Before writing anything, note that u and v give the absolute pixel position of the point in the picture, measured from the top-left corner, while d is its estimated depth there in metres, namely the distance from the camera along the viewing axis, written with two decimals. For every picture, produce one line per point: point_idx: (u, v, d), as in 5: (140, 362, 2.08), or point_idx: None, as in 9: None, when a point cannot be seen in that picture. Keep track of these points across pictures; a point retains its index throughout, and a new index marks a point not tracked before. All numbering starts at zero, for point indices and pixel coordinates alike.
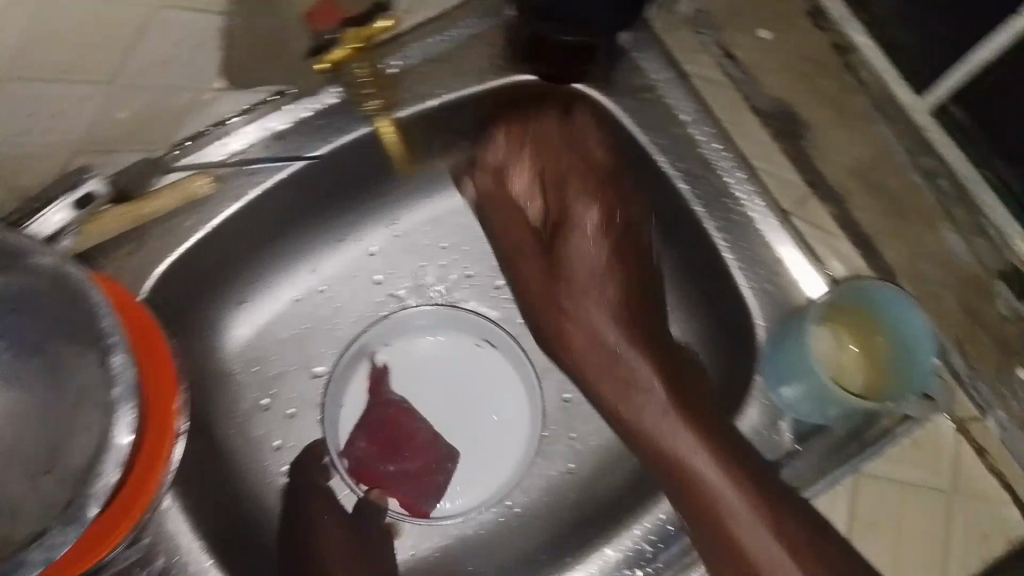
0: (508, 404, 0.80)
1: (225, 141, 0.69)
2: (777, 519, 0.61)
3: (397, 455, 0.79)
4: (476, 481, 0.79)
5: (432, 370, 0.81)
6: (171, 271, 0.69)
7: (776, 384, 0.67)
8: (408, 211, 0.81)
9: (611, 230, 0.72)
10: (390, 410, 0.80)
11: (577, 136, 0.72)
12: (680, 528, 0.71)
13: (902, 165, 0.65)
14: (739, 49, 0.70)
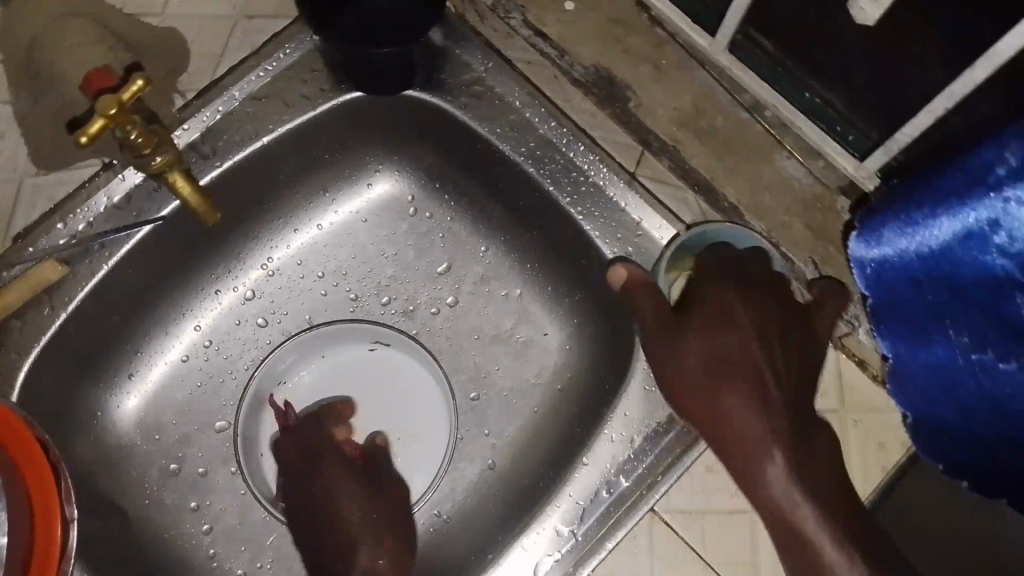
0: (421, 410, 0.81)
1: (63, 225, 0.67)
2: (801, 469, 0.56)
3: None
4: (405, 485, 0.79)
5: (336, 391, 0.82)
6: (40, 363, 0.67)
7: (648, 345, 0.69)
8: (278, 249, 0.82)
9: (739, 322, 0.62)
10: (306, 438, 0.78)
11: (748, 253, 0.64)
12: (592, 498, 0.68)
13: (725, 105, 0.68)
14: (547, 25, 0.72)
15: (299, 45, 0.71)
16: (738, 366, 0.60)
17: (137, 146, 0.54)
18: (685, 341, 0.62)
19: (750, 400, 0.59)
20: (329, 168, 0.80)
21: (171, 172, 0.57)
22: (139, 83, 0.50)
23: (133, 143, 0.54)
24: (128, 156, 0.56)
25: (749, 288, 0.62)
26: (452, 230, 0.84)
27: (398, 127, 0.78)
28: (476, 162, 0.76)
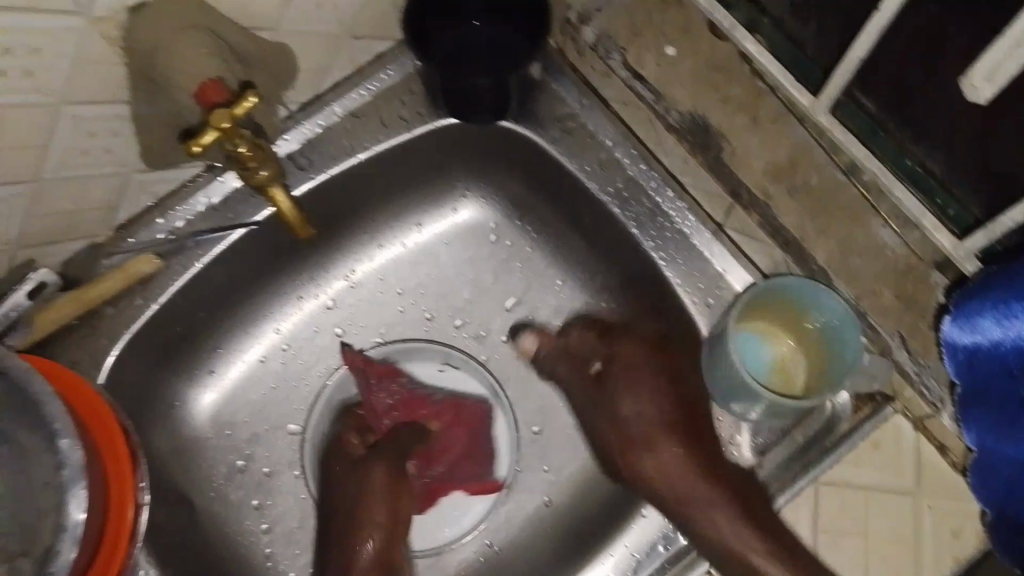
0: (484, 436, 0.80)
1: (163, 221, 0.72)
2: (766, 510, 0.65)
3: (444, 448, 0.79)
4: (458, 512, 0.79)
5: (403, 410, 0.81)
6: (125, 355, 0.70)
7: (725, 400, 0.69)
8: (361, 262, 0.83)
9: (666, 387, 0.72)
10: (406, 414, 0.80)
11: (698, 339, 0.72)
12: (648, 551, 0.68)
13: (822, 162, 0.65)
14: (645, 67, 0.69)
15: (402, 66, 0.75)
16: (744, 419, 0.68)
17: (243, 159, 0.56)
18: (619, 405, 0.73)
19: (667, 450, 0.69)
20: (417, 189, 0.81)
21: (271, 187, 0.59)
22: (252, 100, 0.53)
23: (238, 158, 0.56)
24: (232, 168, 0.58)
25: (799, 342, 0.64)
26: (531, 260, 0.83)
27: (488, 154, 0.78)
28: (562, 196, 0.77)
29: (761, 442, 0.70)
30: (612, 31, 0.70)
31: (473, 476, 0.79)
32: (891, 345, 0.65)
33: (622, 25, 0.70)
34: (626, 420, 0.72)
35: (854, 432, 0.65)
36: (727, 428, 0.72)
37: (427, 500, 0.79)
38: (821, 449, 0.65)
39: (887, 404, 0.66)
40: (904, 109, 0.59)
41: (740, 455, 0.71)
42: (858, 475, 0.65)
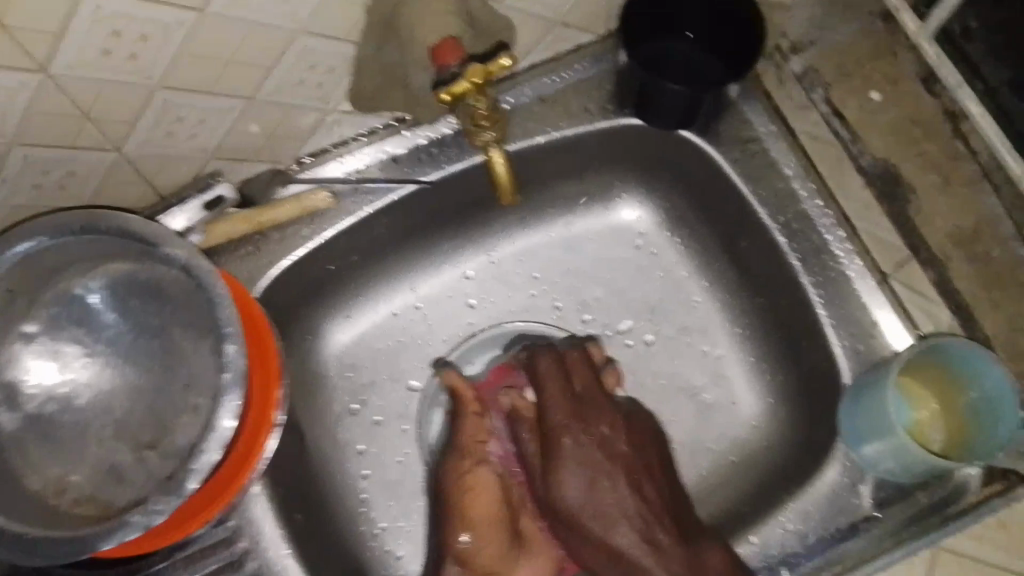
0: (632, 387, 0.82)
1: (346, 160, 0.74)
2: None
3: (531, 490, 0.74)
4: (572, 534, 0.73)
5: None
6: (278, 280, 0.73)
7: (856, 443, 0.69)
8: (506, 240, 0.84)
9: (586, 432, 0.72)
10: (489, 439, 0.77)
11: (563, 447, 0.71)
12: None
13: (1006, 236, 0.68)
14: (847, 110, 0.73)
15: (596, 63, 0.75)
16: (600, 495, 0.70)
17: (476, 116, 0.62)
18: (558, 485, 0.70)
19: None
20: (579, 182, 0.82)
21: (494, 149, 0.63)
22: (508, 60, 0.59)
23: (475, 113, 0.61)
24: (463, 124, 0.63)
25: (950, 388, 0.68)
26: (672, 272, 0.84)
27: (659, 161, 0.79)
28: (723, 221, 0.78)
29: (884, 497, 0.69)
30: (819, 66, 0.73)
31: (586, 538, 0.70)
32: None
33: (834, 62, 0.73)
34: (572, 501, 0.70)
35: (981, 505, 0.67)
36: (849, 477, 0.71)
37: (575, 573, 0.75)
38: (944, 516, 0.67)
39: (1022, 483, 0.66)
40: None
41: (858, 506, 0.69)
42: (975, 549, 0.68)
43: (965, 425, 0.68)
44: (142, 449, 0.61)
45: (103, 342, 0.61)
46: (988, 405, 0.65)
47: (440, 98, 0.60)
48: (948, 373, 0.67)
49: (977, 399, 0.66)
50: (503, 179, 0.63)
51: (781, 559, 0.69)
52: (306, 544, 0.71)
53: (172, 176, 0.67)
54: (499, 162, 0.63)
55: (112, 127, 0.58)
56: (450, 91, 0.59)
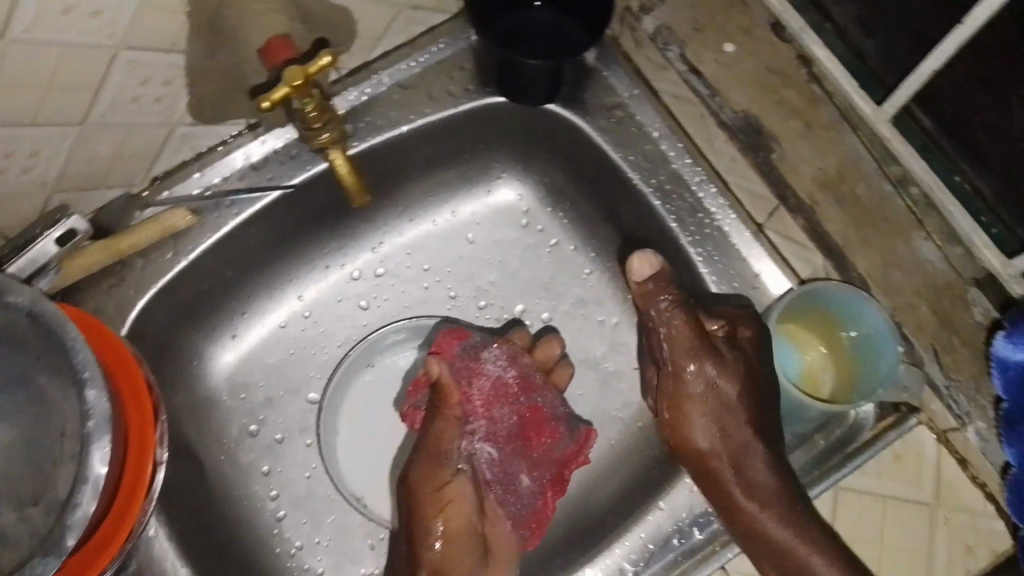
0: None
1: (200, 175, 0.71)
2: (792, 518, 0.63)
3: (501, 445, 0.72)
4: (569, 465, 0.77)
5: None
6: (150, 307, 0.69)
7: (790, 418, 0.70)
8: (390, 235, 0.82)
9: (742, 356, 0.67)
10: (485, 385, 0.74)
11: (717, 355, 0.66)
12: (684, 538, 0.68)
13: (870, 173, 0.66)
14: (703, 63, 0.70)
15: (453, 43, 0.74)
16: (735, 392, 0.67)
17: (309, 119, 0.59)
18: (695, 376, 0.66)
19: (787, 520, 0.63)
20: (455, 166, 0.80)
21: (332, 149, 0.62)
22: (327, 60, 0.53)
23: (306, 116, 0.58)
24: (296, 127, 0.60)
25: (830, 329, 0.70)
26: (561, 246, 0.83)
27: (531, 135, 0.78)
28: (602, 189, 0.77)
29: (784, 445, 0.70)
30: (673, 23, 0.71)
31: (551, 457, 0.74)
32: (924, 359, 0.67)
33: (686, 18, 0.71)
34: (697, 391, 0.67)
35: (876, 440, 0.67)
36: None
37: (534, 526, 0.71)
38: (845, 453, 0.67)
39: (913, 415, 0.68)
40: (969, 105, 0.60)
41: None
42: (874, 485, 0.67)
43: (853, 365, 0.70)
44: (23, 507, 0.56)
45: None
46: (865, 341, 0.68)
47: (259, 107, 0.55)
48: (827, 316, 0.69)
49: (855, 337, 0.68)
50: (346, 177, 0.63)
51: (691, 521, 0.68)
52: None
53: (14, 216, 0.63)
54: (340, 162, 0.62)
55: None
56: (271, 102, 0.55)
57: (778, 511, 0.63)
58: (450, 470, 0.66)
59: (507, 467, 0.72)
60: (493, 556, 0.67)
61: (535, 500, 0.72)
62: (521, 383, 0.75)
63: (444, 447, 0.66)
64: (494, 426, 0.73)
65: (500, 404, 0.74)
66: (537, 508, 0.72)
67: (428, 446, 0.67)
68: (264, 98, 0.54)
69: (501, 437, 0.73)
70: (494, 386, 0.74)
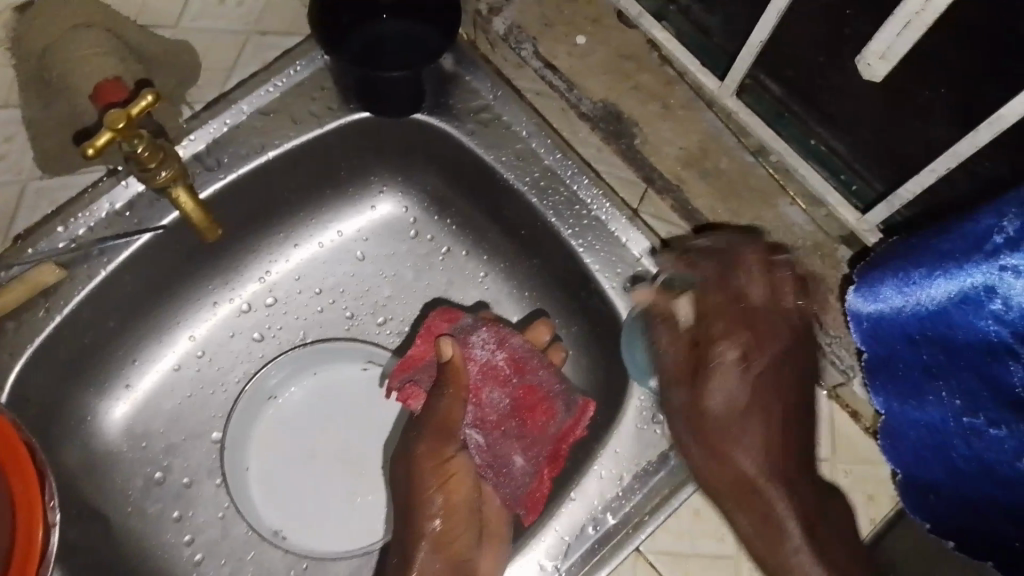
0: None
1: (61, 230, 0.68)
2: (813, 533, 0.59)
3: (490, 428, 0.73)
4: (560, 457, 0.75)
5: (329, 403, 0.80)
6: (29, 370, 0.67)
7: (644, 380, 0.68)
8: (278, 263, 0.81)
9: (750, 367, 0.62)
10: (477, 369, 0.74)
11: (751, 357, 0.62)
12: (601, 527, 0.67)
13: (731, 146, 0.68)
14: (557, 58, 0.70)
15: (310, 64, 0.72)
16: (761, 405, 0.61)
17: (143, 160, 0.57)
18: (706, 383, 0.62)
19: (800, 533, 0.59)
20: (334, 186, 0.80)
21: (176, 185, 0.60)
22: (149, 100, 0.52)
23: (139, 157, 0.57)
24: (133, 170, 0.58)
25: None
26: (453, 252, 0.83)
27: (406, 147, 0.78)
28: (481, 192, 0.77)
29: None
30: (523, 20, 0.71)
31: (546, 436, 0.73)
32: None
33: (534, 14, 0.71)
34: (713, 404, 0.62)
35: None
36: (650, 410, 0.69)
37: (534, 500, 0.71)
38: None
39: None
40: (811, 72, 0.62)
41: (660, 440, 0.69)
42: None
43: None
44: None
45: None
46: None
47: (82, 155, 0.53)
48: None
49: None
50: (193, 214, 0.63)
51: (604, 508, 0.68)
52: None
53: None
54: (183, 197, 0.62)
55: None
56: (96, 148, 0.53)
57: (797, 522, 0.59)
58: (454, 447, 0.70)
59: (498, 449, 0.73)
60: (490, 531, 0.70)
61: (529, 479, 0.72)
62: (512, 363, 0.74)
63: (447, 426, 0.69)
64: (482, 411, 0.73)
65: (491, 388, 0.73)
66: (532, 487, 0.71)
67: (434, 426, 0.69)
68: (87, 145, 0.52)
69: (491, 421, 0.73)
70: (487, 368, 0.74)
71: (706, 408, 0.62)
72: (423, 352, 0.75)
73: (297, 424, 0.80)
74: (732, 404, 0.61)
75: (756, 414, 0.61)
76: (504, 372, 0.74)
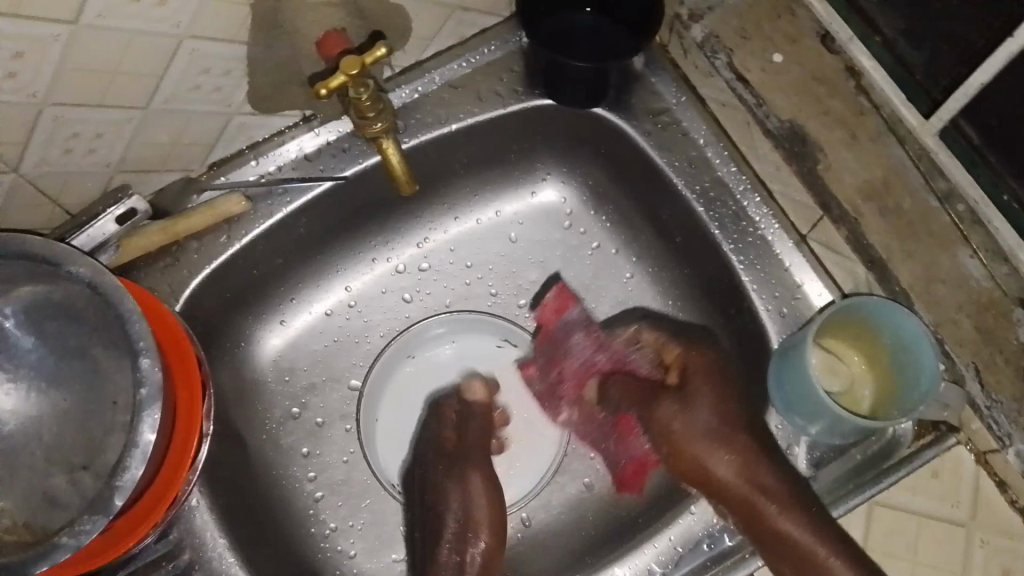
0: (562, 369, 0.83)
1: (255, 164, 0.73)
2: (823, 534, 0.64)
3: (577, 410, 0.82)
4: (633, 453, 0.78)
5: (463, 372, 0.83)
6: (202, 289, 0.72)
7: (787, 411, 0.69)
8: (436, 231, 0.84)
9: (716, 397, 0.70)
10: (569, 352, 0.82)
11: (689, 395, 0.72)
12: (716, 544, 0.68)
13: (916, 186, 0.66)
14: (750, 72, 0.70)
15: (503, 45, 0.75)
16: (723, 422, 0.70)
17: (363, 108, 0.62)
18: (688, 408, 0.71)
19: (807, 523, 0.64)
20: (502, 166, 0.82)
21: (385, 138, 0.64)
22: (383, 51, 0.57)
23: (359, 104, 0.62)
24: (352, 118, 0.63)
25: (867, 342, 0.69)
26: (604, 249, 0.84)
27: (579, 139, 0.79)
28: (644, 194, 0.78)
29: (818, 457, 0.70)
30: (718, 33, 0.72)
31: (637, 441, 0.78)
32: (965, 377, 0.66)
33: (731, 26, 0.71)
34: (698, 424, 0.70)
35: (914, 457, 0.67)
36: (784, 439, 0.71)
37: (632, 479, 0.78)
38: (880, 469, 0.67)
39: (951, 434, 0.67)
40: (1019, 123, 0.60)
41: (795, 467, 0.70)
42: (911, 502, 0.67)
43: (889, 380, 0.68)
44: (76, 470, 0.59)
45: (24, 365, 0.60)
46: (899, 357, 0.66)
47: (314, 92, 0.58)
48: (863, 329, 0.68)
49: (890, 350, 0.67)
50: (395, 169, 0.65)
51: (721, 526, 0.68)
52: (251, 549, 0.69)
53: (79, 193, 0.66)
54: (391, 153, 0.65)
55: (4, 149, 0.57)
56: (325, 87, 0.58)
57: (795, 514, 0.65)
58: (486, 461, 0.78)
59: (591, 419, 0.81)
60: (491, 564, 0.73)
61: (619, 462, 0.79)
62: (611, 359, 0.80)
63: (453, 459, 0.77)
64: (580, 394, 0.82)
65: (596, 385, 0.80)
66: (626, 466, 0.78)
67: (468, 453, 0.77)
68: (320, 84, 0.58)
69: (586, 409, 0.82)
70: (586, 353, 0.82)
71: (683, 424, 0.71)
72: (545, 319, 0.81)
73: (431, 387, 0.83)
74: (718, 418, 0.70)
75: (714, 435, 0.69)
76: (599, 361, 0.81)
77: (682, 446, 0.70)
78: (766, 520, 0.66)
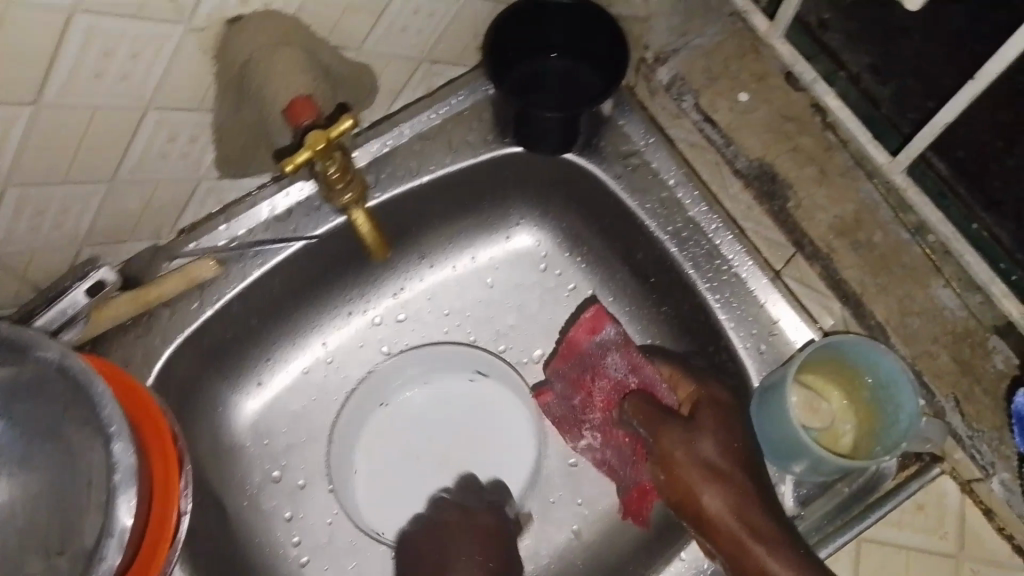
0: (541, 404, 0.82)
1: (224, 227, 0.72)
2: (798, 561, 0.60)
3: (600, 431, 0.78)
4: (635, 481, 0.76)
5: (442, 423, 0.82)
6: (175, 357, 0.70)
7: (781, 462, 0.67)
8: (411, 282, 0.84)
9: (718, 424, 0.67)
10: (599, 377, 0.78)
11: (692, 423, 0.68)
12: None
13: (886, 220, 0.68)
14: (718, 112, 0.71)
15: (472, 93, 0.75)
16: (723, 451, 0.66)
17: (331, 180, 0.63)
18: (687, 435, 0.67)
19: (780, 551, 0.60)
20: (475, 213, 0.82)
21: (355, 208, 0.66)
22: (349, 124, 0.59)
23: (328, 176, 0.63)
24: (322, 189, 0.65)
25: (849, 378, 0.69)
26: (580, 289, 0.84)
27: (552, 184, 0.79)
28: (618, 236, 0.78)
29: (804, 494, 0.68)
30: (685, 75, 0.73)
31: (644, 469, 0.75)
32: (945, 408, 0.66)
33: (697, 69, 0.72)
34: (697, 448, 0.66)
35: (898, 490, 0.67)
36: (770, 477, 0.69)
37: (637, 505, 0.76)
38: (864, 506, 0.67)
39: (934, 464, 0.68)
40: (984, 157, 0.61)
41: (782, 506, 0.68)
42: (899, 537, 0.67)
43: (871, 415, 0.68)
44: (53, 556, 0.58)
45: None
46: (882, 393, 0.66)
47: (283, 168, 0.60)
48: (844, 365, 0.68)
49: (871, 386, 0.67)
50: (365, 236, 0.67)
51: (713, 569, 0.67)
52: None
53: (46, 267, 0.65)
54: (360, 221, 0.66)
55: None
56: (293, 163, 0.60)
57: (779, 551, 0.61)
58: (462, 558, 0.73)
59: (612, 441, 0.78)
60: None
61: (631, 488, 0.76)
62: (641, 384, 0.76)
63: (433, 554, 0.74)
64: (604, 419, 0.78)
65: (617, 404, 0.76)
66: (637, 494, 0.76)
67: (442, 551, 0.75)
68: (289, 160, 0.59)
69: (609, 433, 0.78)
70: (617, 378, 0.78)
71: (681, 453, 0.66)
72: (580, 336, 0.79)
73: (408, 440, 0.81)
74: (717, 442, 0.66)
75: (712, 466, 0.65)
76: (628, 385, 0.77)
77: (677, 473, 0.66)
78: (750, 557, 0.61)
